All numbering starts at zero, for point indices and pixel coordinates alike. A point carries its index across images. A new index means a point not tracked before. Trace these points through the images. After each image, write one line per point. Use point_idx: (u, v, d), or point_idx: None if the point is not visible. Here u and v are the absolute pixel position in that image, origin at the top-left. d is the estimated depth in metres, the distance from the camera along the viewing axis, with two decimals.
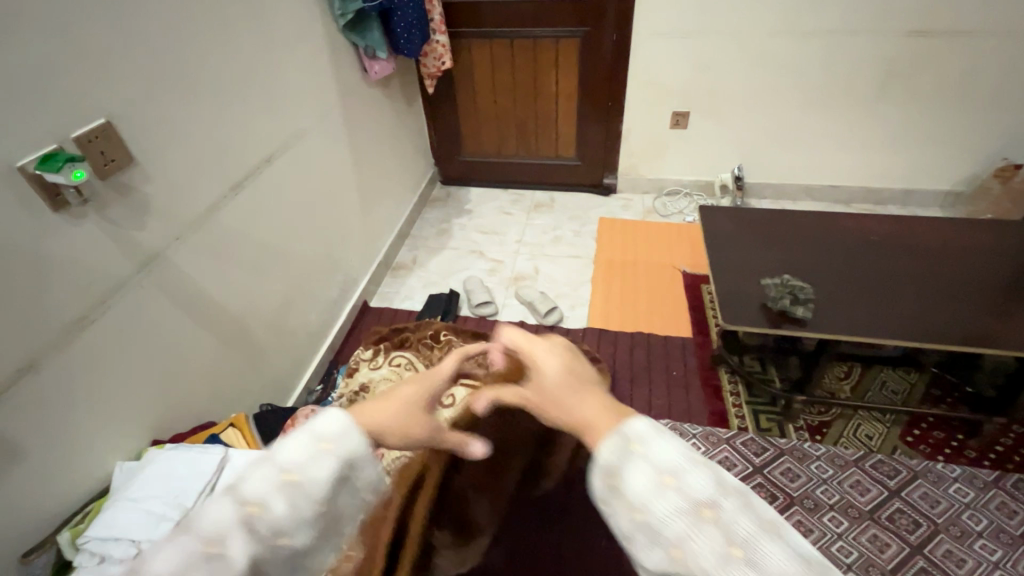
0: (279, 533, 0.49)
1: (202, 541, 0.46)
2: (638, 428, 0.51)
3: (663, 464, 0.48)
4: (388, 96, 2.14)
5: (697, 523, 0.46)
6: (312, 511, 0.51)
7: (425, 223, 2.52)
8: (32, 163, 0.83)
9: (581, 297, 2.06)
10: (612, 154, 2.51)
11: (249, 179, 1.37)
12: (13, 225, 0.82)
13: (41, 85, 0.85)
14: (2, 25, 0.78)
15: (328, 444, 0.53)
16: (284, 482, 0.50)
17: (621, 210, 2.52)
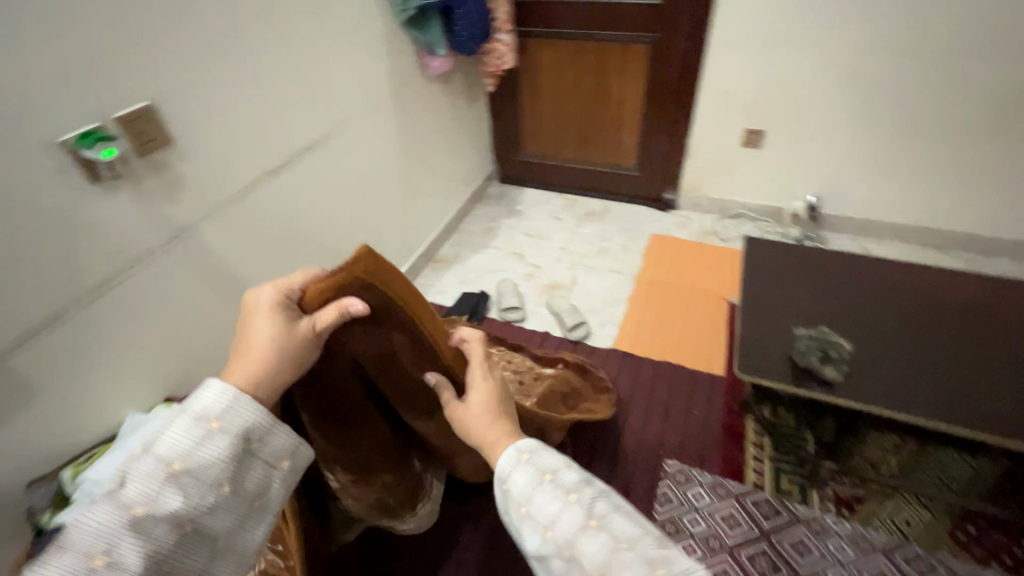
0: (183, 509, 0.64)
1: (90, 554, 0.59)
2: (527, 444, 0.77)
3: (544, 464, 0.73)
4: (447, 91, 2.17)
5: (561, 499, 0.68)
6: (206, 488, 0.66)
7: (474, 219, 2.54)
8: (72, 139, 0.93)
9: (613, 315, 1.98)
10: (674, 168, 2.38)
11: (287, 164, 1.44)
12: (50, 193, 0.92)
13: (87, 69, 0.94)
14: (55, 14, 0.87)
15: (216, 424, 0.67)
16: (171, 475, 0.64)
17: (677, 228, 2.39)
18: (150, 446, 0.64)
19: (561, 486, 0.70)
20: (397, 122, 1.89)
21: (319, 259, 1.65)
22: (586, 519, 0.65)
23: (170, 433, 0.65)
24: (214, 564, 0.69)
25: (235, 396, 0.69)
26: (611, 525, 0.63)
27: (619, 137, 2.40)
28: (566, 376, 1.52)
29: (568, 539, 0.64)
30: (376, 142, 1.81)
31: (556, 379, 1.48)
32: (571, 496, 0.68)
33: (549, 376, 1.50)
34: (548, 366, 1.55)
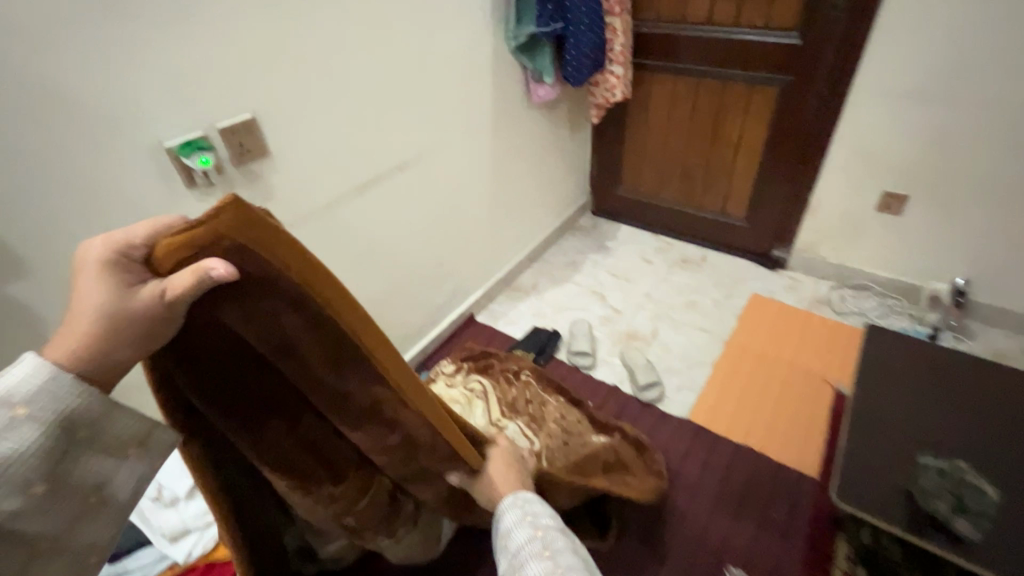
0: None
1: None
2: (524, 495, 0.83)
3: (535, 521, 0.76)
4: (550, 118, 2.12)
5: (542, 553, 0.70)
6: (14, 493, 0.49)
7: (559, 249, 2.45)
8: (175, 145, 0.99)
9: (692, 379, 1.79)
10: (789, 224, 2.13)
11: (376, 181, 1.46)
12: (149, 192, 0.99)
13: (200, 81, 1.00)
14: (178, 30, 0.94)
15: (22, 411, 0.50)
16: None
17: (783, 291, 2.13)
18: None
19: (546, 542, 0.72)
20: (494, 147, 1.87)
21: (394, 275, 1.66)
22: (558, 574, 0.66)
23: None
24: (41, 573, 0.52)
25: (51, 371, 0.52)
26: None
27: (729, 183, 2.19)
28: (619, 449, 1.38)
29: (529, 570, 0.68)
30: (469, 165, 1.79)
31: (607, 449, 1.34)
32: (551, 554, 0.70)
33: (600, 444, 1.37)
34: (602, 433, 1.42)
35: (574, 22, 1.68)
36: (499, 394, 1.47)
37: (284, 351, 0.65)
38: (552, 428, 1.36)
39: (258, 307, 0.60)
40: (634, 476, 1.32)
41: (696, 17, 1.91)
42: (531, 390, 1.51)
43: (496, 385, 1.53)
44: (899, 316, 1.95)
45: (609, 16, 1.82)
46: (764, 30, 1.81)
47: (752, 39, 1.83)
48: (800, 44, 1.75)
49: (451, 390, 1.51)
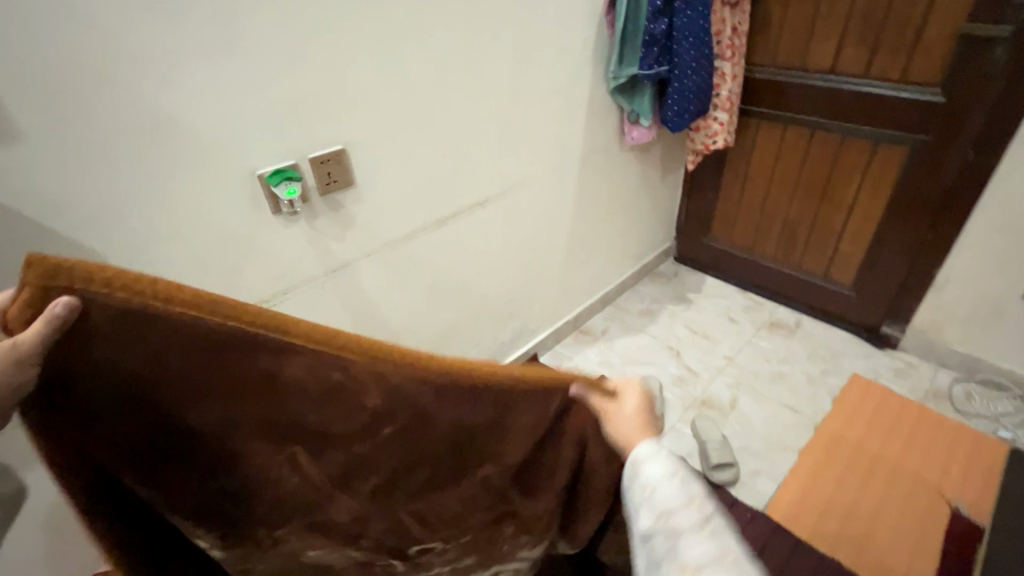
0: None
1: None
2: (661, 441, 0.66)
3: (686, 485, 0.61)
4: (642, 160, 2.01)
5: (702, 553, 0.57)
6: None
7: (636, 295, 2.32)
8: (266, 173, 1.01)
9: (775, 465, 1.59)
10: (907, 300, 1.86)
11: (456, 217, 1.43)
12: (238, 218, 1.01)
13: (297, 110, 1.02)
14: (282, 61, 0.96)
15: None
16: None
17: (892, 375, 1.86)
18: None
19: (698, 536, 0.58)
20: (579, 187, 1.80)
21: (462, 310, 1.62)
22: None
23: None
24: None
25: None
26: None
27: (838, 246, 1.97)
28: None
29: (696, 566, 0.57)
30: (552, 204, 1.73)
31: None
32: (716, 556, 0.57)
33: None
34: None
35: (681, 65, 1.58)
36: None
37: (147, 364, 0.51)
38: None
39: (119, 349, 0.50)
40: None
41: (819, 64, 1.74)
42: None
43: None
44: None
45: (719, 59, 1.71)
46: (900, 83, 1.61)
47: (884, 93, 1.64)
48: (943, 101, 1.53)
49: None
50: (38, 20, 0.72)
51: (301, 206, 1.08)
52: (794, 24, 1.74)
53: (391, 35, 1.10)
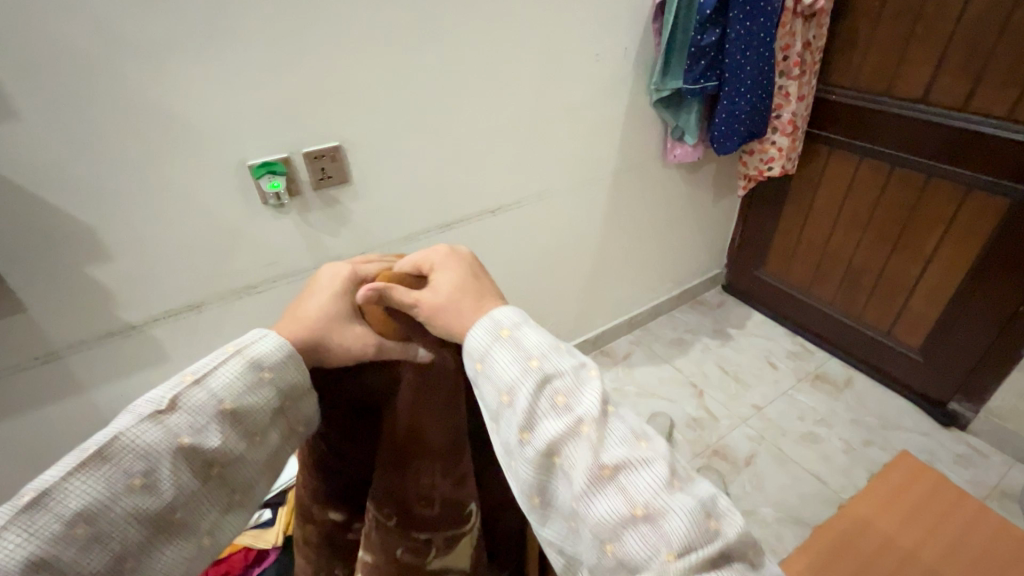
0: (218, 458, 0.45)
1: (119, 478, 0.41)
2: (506, 315, 0.53)
3: (522, 342, 0.50)
4: (690, 180, 1.86)
5: (626, 448, 0.46)
6: (242, 440, 0.46)
7: (670, 321, 2.17)
8: (255, 164, 1.06)
9: (776, 538, 1.44)
10: (980, 377, 1.60)
11: (462, 223, 1.40)
12: (229, 205, 1.08)
13: (294, 106, 1.05)
14: (281, 57, 1.00)
15: (267, 375, 0.48)
16: (217, 413, 0.45)
17: (947, 461, 1.62)
18: (199, 375, 0.45)
19: (620, 422, 0.47)
20: (611, 203, 1.69)
21: None
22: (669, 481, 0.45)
23: (221, 366, 0.46)
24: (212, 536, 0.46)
25: (283, 340, 0.50)
26: (675, 468, 0.47)
27: (907, 302, 1.71)
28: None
29: (586, 455, 0.45)
30: (577, 218, 1.64)
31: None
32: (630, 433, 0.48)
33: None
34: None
35: (732, 82, 1.41)
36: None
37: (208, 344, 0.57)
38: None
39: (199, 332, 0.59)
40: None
41: (907, 91, 1.50)
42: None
43: None
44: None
45: (784, 77, 1.53)
46: (1005, 121, 1.34)
47: (982, 133, 1.38)
48: None
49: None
50: (47, 11, 0.80)
51: (289, 198, 1.13)
52: (884, 43, 1.51)
53: (401, 35, 1.09)
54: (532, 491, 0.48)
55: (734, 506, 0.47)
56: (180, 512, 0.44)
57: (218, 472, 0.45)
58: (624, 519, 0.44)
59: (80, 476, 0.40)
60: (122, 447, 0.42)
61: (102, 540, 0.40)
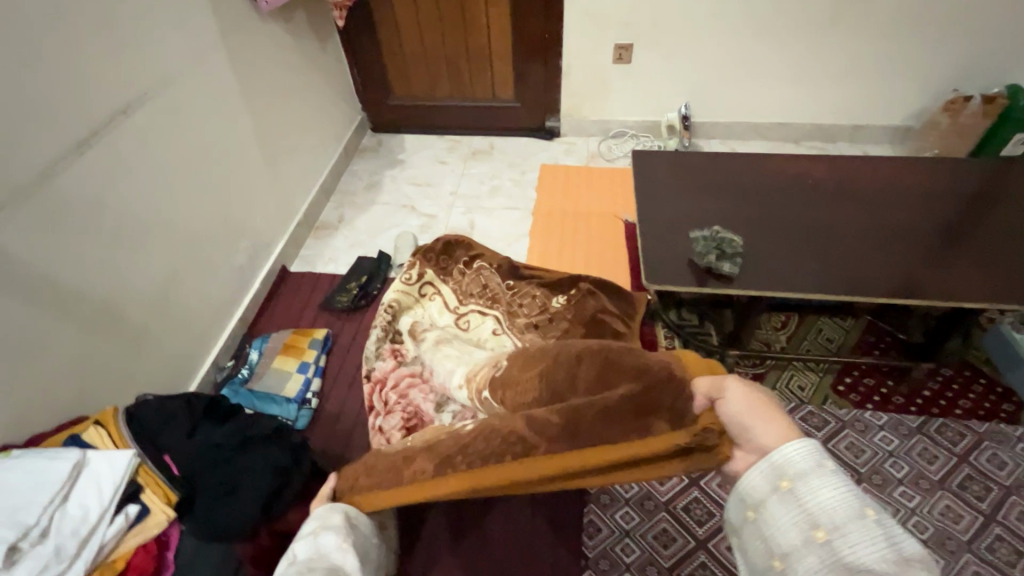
0: (798, 484, 0.59)
1: (815, 536, 0.55)
2: (791, 465, 0.61)
3: (790, 493, 0.59)
4: (291, 30, 1.90)
5: (802, 545, 0.56)
6: (862, 527, 0.53)
7: (353, 175, 2.33)
8: None
9: (516, 252, 1.98)
10: (553, 94, 2.33)
11: (99, 136, 1.16)
12: None
13: None
14: None
15: (850, 557, 0.52)
16: (831, 563, 0.53)
17: (564, 155, 2.37)
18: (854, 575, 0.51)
19: (813, 549, 0.55)
20: (237, 71, 1.61)
21: (172, 251, 1.40)
22: (819, 535, 0.55)
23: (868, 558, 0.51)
24: (846, 519, 0.54)
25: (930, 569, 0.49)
26: (845, 560, 0.52)
27: (493, 67, 2.28)
28: (580, 305, 1.56)
29: (795, 550, 0.56)
30: (217, 96, 1.53)
31: (579, 332, 1.49)
32: (825, 542, 0.54)
33: (562, 305, 1.55)
34: (561, 293, 1.59)
35: None
36: (451, 280, 1.64)
37: None
38: (520, 317, 1.54)
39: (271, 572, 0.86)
40: (602, 318, 1.51)
41: None
42: (477, 303, 1.58)
43: (450, 276, 1.65)
44: (647, 134, 2.41)
45: None
46: None
47: None
48: None
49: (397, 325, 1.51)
50: None
51: None
52: None
53: None
54: (809, 526, 0.56)
55: (835, 519, 0.55)
56: (828, 508, 0.56)
57: (803, 487, 0.59)
58: (833, 565, 0.53)
59: (855, 538, 0.53)
60: (840, 550, 0.53)
61: (855, 524, 0.54)
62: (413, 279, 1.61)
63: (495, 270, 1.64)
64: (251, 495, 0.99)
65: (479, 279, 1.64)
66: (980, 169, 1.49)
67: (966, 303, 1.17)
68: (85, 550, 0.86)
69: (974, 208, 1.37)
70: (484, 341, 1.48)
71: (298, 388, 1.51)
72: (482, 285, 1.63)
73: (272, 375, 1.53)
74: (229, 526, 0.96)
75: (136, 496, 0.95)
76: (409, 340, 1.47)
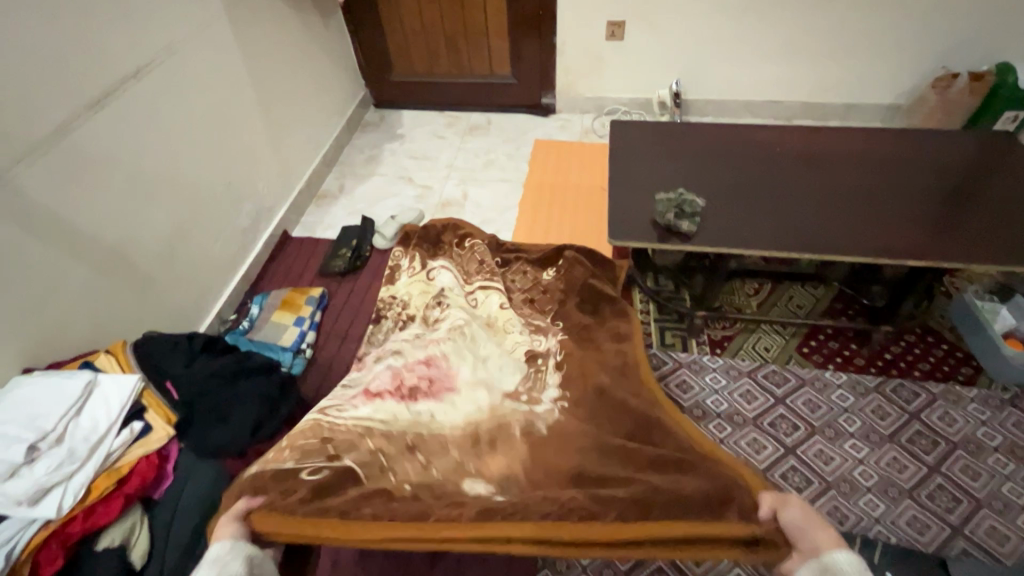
0: None
1: None
2: None
3: None
4: (294, 5, 1.99)
5: None
6: None
7: (355, 148, 2.43)
8: None
9: (506, 222, 2.06)
10: (548, 71, 2.39)
11: (111, 97, 1.27)
12: None
13: None
14: None
15: None
16: None
17: (559, 131, 2.44)
18: None
19: None
20: (240, 43, 1.71)
21: (178, 209, 1.51)
22: None
23: None
24: None
25: None
26: None
27: (489, 44, 2.35)
28: (569, 275, 1.56)
29: None
30: (221, 66, 1.63)
31: (573, 300, 1.49)
32: None
33: (552, 278, 1.57)
34: (550, 267, 1.60)
35: None
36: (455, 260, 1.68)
37: None
38: (515, 292, 1.56)
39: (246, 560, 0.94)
40: (593, 284, 1.49)
41: None
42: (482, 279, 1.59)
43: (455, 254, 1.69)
44: (639, 111, 2.47)
45: None
46: None
47: None
48: None
49: (407, 311, 1.57)
50: None
51: None
52: None
53: None
54: None
55: None
56: None
57: None
58: None
59: None
60: None
61: None
62: (416, 269, 1.68)
63: (486, 246, 1.67)
64: (241, 422, 1.12)
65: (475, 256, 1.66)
66: (951, 141, 1.53)
67: (912, 262, 1.23)
68: (97, 455, 0.97)
69: (938, 177, 1.42)
70: (492, 316, 1.49)
71: (294, 338, 1.63)
72: (479, 262, 1.65)
73: (270, 327, 1.65)
74: (221, 445, 1.09)
75: (140, 415, 1.07)
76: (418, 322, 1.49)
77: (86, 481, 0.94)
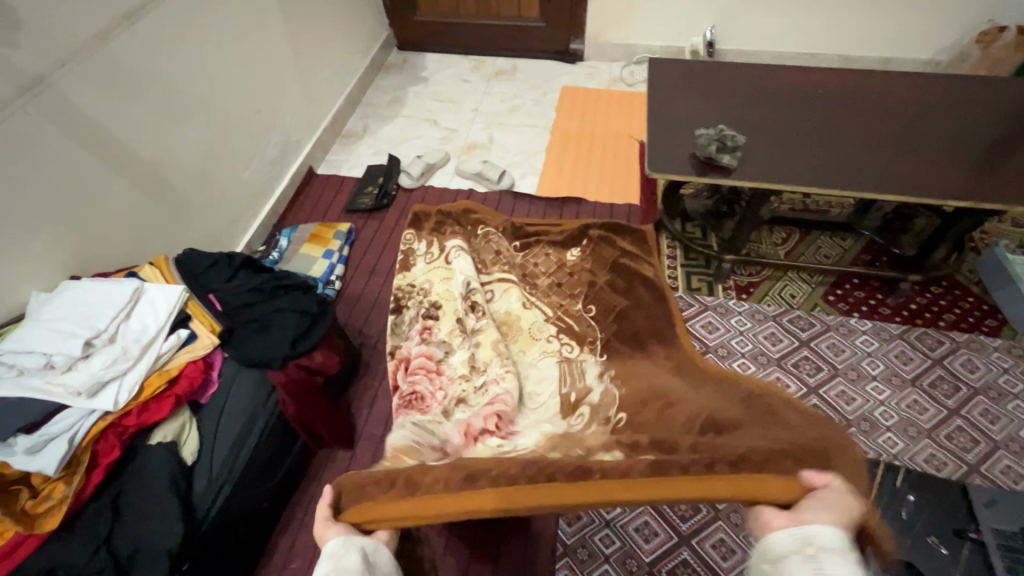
0: None
1: None
2: None
3: None
4: None
5: None
6: None
7: (378, 89, 2.39)
8: None
9: (532, 166, 2.04)
10: (578, 14, 2.32)
11: (146, 9, 1.26)
12: None
13: None
14: None
15: None
16: None
17: (587, 78, 2.39)
18: None
19: None
20: None
21: (210, 132, 1.51)
22: None
23: None
24: None
25: None
26: None
27: None
28: (596, 255, 1.57)
29: None
30: None
31: (604, 276, 1.50)
32: None
33: (577, 257, 1.56)
34: (574, 246, 1.60)
35: None
36: (474, 250, 1.61)
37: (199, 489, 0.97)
38: (539, 278, 1.55)
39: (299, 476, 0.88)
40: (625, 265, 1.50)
41: None
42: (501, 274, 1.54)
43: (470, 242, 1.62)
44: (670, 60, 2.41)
45: None
46: None
47: None
48: None
49: (430, 298, 1.45)
50: None
51: None
52: None
53: None
54: None
55: None
56: None
57: None
58: None
59: None
60: None
61: None
62: (434, 255, 1.58)
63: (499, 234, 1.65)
64: (280, 335, 1.14)
65: (492, 244, 1.62)
66: (997, 90, 1.49)
67: (949, 203, 1.23)
68: (146, 356, 1.00)
69: (981, 124, 1.39)
70: (511, 314, 1.46)
71: (323, 270, 1.65)
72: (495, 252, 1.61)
73: (299, 258, 1.66)
74: (262, 357, 1.11)
75: (186, 323, 1.10)
76: (452, 323, 1.37)
77: (138, 378, 0.97)
